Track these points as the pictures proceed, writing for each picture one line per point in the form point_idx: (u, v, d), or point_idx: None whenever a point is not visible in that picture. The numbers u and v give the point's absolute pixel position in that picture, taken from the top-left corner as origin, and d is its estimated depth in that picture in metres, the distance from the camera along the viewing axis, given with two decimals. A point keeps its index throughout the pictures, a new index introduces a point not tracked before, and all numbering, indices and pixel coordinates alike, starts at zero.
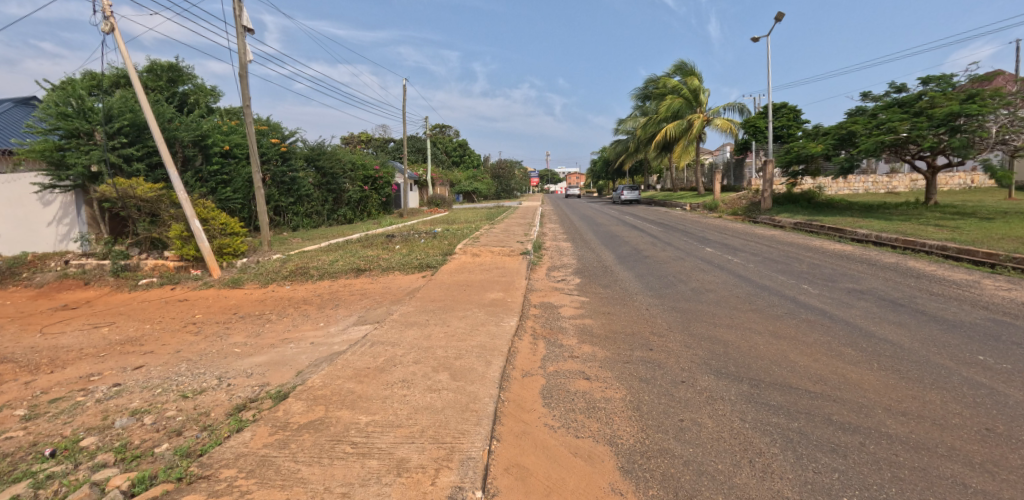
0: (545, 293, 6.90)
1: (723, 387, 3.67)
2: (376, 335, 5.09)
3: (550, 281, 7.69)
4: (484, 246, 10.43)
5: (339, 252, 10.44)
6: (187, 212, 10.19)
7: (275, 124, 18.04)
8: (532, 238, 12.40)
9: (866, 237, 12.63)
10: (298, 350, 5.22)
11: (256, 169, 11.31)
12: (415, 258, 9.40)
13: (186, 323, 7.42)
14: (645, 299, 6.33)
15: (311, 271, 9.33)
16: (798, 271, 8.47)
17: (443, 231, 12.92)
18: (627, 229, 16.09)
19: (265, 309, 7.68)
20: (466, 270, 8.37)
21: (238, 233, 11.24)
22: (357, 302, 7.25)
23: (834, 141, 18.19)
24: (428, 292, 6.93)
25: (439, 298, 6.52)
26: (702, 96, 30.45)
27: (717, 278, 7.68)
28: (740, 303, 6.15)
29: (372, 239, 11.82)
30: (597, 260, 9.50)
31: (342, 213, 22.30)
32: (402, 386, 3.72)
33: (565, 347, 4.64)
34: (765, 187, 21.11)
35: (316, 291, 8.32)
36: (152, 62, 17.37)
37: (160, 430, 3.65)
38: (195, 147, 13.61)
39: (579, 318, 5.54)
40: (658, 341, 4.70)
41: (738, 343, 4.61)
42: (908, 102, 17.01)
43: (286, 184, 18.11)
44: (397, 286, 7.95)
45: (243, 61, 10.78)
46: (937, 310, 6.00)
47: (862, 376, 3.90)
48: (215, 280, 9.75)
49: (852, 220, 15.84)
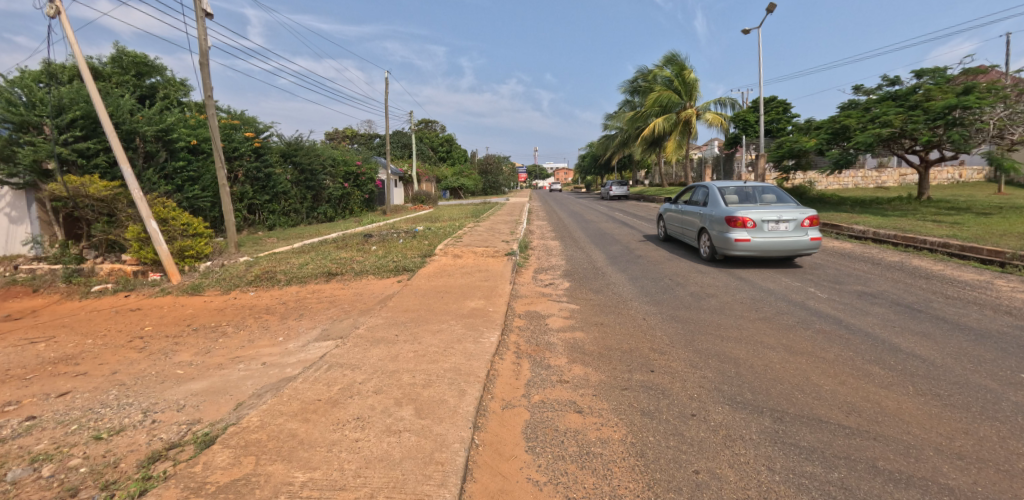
0: (530, 299, 6.27)
1: (742, 422, 3.08)
2: (334, 356, 4.40)
3: (537, 286, 7.05)
4: (466, 247, 9.75)
5: (311, 254, 9.68)
6: (143, 212, 9.32)
7: (248, 118, 17.11)
8: (518, 237, 11.75)
9: (865, 234, 12.20)
10: (245, 374, 4.52)
11: (220, 166, 10.40)
12: (391, 261, 8.70)
13: (133, 337, 6.65)
14: (640, 307, 5.74)
15: (278, 275, 8.57)
16: (802, 272, 7.95)
17: (425, 230, 12.19)
18: (617, 226, 15.45)
19: (223, 320, 6.94)
20: (446, 274, 7.70)
21: (202, 235, 10.37)
22: (324, 311, 6.54)
23: (828, 135, 17.77)
24: (401, 301, 6.24)
25: (413, 307, 5.85)
26: (691, 89, 29.93)
27: (717, 281, 7.11)
28: (746, 311, 5.57)
29: (349, 239, 11.06)
30: (587, 261, 8.88)
31: (322, 211, 21.40)
32: (355, 426, 3.06)
33: (552, 369, 4.02)
34: (757, 183, 20.70)
35: (281, 299, 7.58)
36: (118, 51, 16.42)
37: (54, 487, 2.93)
38: (158, 142, 12.69)
39: (569, 332, 4.90)
40: (660, 360, 4.10)
41: (751, 363, 4.04)
42: (903, 95, 16.74)
43: (261, 181, 17.18)
44: (370, 292, 7.25)
45: (204, 48, 9.96)
46: (958, 317, 5.49)
47: (899, 404, 3.35)
48: (173, 287, 8.91)
49: (848, 215, 15.45)
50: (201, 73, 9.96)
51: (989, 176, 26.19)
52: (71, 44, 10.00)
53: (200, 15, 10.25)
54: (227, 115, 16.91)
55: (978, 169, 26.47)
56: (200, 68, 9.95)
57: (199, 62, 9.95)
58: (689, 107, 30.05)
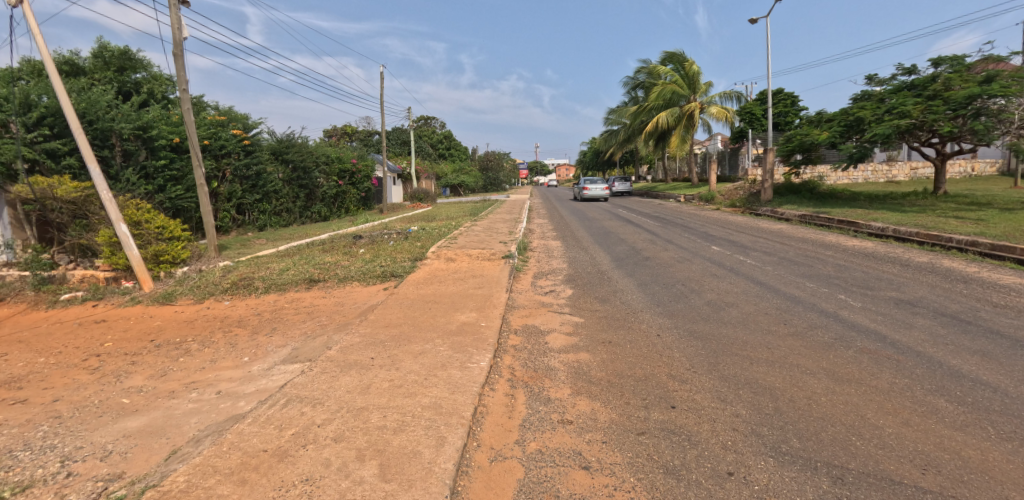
0: (529, 310, 5.59)
1: (793, 486, 2.42)
2: (295, 388, 3.73)
3: (536, 293, 6.37)
4: (461, 249, 9.04)
5: (293, 258, 9.01)
6: (112, 216, 8.64)
7: (236, 114, 16.40)
8: (517, 237, 11.07)
9: (884, 231, 11.52)
10: (192, 410, 3.83)
11: (196, 164, 9.64)
12: (378, 266, 8.02)
13: (90, 355, 5.99)
14: (652, 320, 5.06)
15: (256, 282, 7.90)
16: (826, 276, 7.27)
17: (418, 231, 11.54)
18: (621, 225, 14.74)
19: (190, 335, 6.29)
20: (437, 280, 7.03)
21: (179, 238, 9.69)
22: (300, 325, 5.86)
23: (841, 128, 17.05)
24: (384, 313, 5.57)
25: (395, 322, 5.18)
26: (696, 82, 29.14)
27: (735, 286, 6.44)
28: (774, 325, 4.89)
29: (336, 242, 10.39)
30: (591, 264, 8.20)
31: (316, 210, 20.71)
32: (301, 493, 2.39)
33: (552, 403, 3.36)
34: (766, 178, 20.02)
35: (256, 309, 6.92)
36: (101, 46, 15.97)
37: None
38: (136, 139, 12.00)
39: (572, 353, 4.22)
40: (681, 392, 3.43)
41: (791, 397, 3.38)
42: (922, 84, 16.06)
43: (250, 179, 16.45)
44: (352, 302, 6.57)
45: (178, 38, 9.27)
46: (1015, 329, 4.84)
47: (985, 456, 2.69)
48: (144, 296, 8.26)
49: (863, 212, 14.75)
50: (176, 65, 9.28)
51: (1003, 169, 25.33)
52: (34, 35, 9.33)
53: (174, 3, 9.57)
54: (215, 111, 16.24)
55: (991, 163, 25.64)
56: (174, 60, 9.25)
57: (174, 53, 9.25)
58: (693, 101, 29.28)
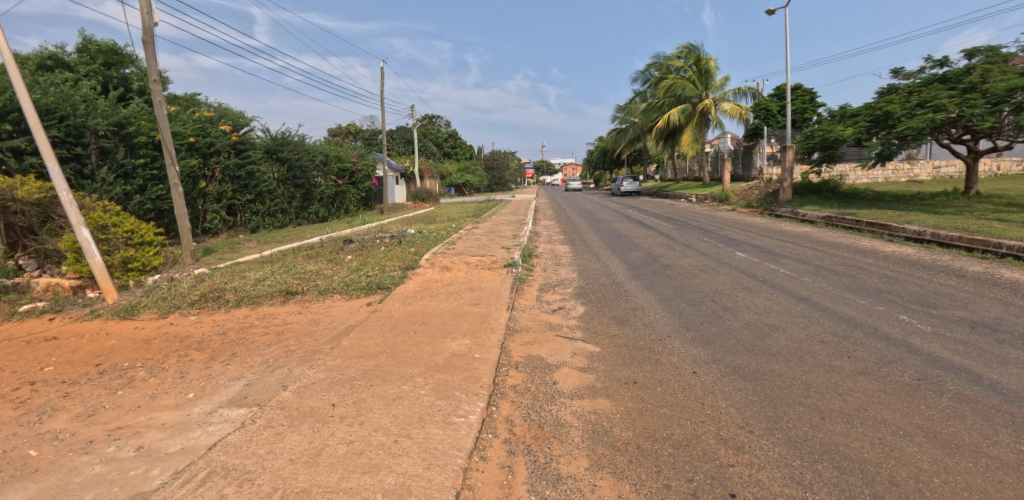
0: (534, 334, 4.65)
1: None
2: (223, 453, 2.84)
3: (542, 311, 5.42)
4: (459, 256, 8.11)
5: (273, 266, 8.12)
6: (72, 219, 7.77)
7: (227, 110, 15.58)
8: (521, 242, 10.13)
9: (922, 235, 10.55)
10: (94, 479, 2.93)
11: (168, 163, 8.81)
12: (364, 276, 7.10)
13: (23, 383, 5.12)
14: (684, 350, 4.13)
15: (227, 294, 7.05)
16: (876, 290, 6.31)
17: (414, 234, 10.64)
18: (634, 227, 13.77)
19: (141, 359, 5.45)
20: (428, 294, 6.13)
21: (150, 243, 8.89)
22: (262, 351, 4.98)
23: (867, 123, 15.92)
24: (360, 339, 4.62)
25: (372, 351, 4.27)
26: (709, 77, 28.08)
27: (774, 304, 5.49)
28: (837, 360, 3.96)
29: (324, 246, 9.49)
30: (605, 275, 7.24)
31: (313, 210, 19.83)
32: None
33: (563, 484, 2.44)
34: (784, 177, 19.00)
35: (222, 328, 6.08)
36: (85, 40, 15.25)
37: None
38: (113, 136, 11.20)
39: (588, 400, 3.31)
40: (739, 469, 2.52)
41: (894, 481, 2.44)
42: (956, 76, 14.98)
43: (242, 179, 15.62)
44: (328, 321, 5.66)
45: (149, 23, 8.45)
46: None
47: None
48: (105, 308, 7.42)
49: (894, 213, 13.70)
50: (146, 54, 8.45)
51: None
52: None
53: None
54: (206, 108, 15.45)
55: (1018, 161, 24.37)
56: (144, 47, 8.43)
57: (144, 40, 8.44)
58: (706, 98, 28.25)
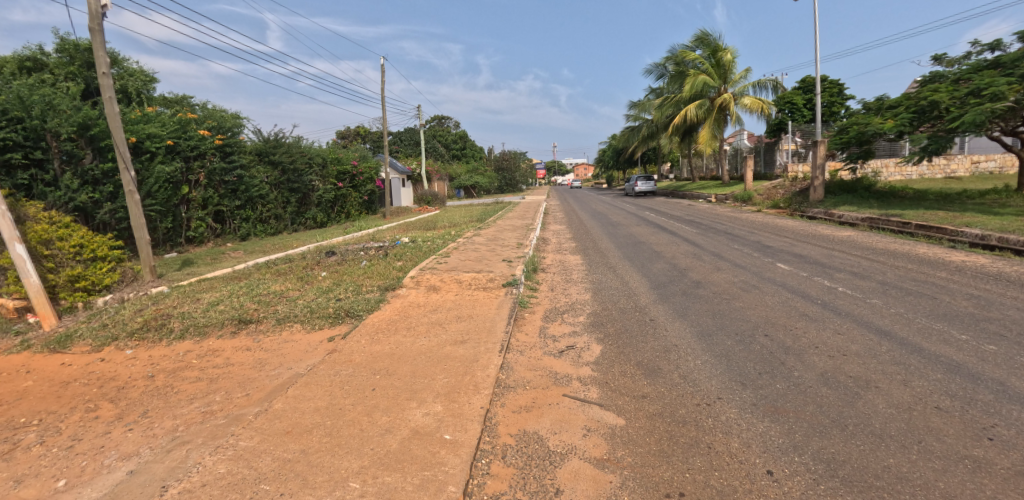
0: (532, 393, 3.42)
1: None
2: None
3: (546, 353, 4.16)
4: (452, 272, 6.92)
5: (236, 285, 7.00)
6: (6, 233, 6.68)
7: (215, 111, 14.66)
8: (525, 252, 8.92)
9: (988, 239, 9.06)
10: None
11: (123, 168, 7.86)
12: (333, 300, 5.90)
13: None
14: (747, 427, 2.87)
15: (174, 322, 5.95)
16: (972, 317, 4.96)
17: (406, 245, 9.49)
18: (652, 232, 12.47)
19: (43, 413, 4.33)
20: (405, 325, 4.95)
21: (102, 259, 7.87)
22: (177, 411, 3.82)
23: (910, 114, 14.32)
24: (298, 400, 3.43)
25: (306, 424, 3.08)
26: (728, 71, 26.58)
27: (850, 343, 4.18)
28: (978, 449, 2.66)
29: (303, 260, 8.37)
30: (624, 296, 5.97)
31: (310, 216, 18.79)
32: None
33: None
34: (815, 175, 17.50)
35: (153, 369, 4.95)
36: (67, 40, 14.46)
37: None
38: (78, 138, 10.31)
39: None
40: None
41: None
42: (1012, 60, 13.27)
43: (230, 183, 14.67)
44: (276, 364, 4.49)
45: (96, 8, 7.46)
46: None
47: None
48: (38, 338, 6.33)
49: (945, 214, 12.17)
50: (99, 45, 7.51)
51: None
52: None
53: None
54: (192, 108, 14.54)
55: None
56: (95, 37, 7.49)
57: (93, 28, 7.46)
58: (724, 92, 26.75)
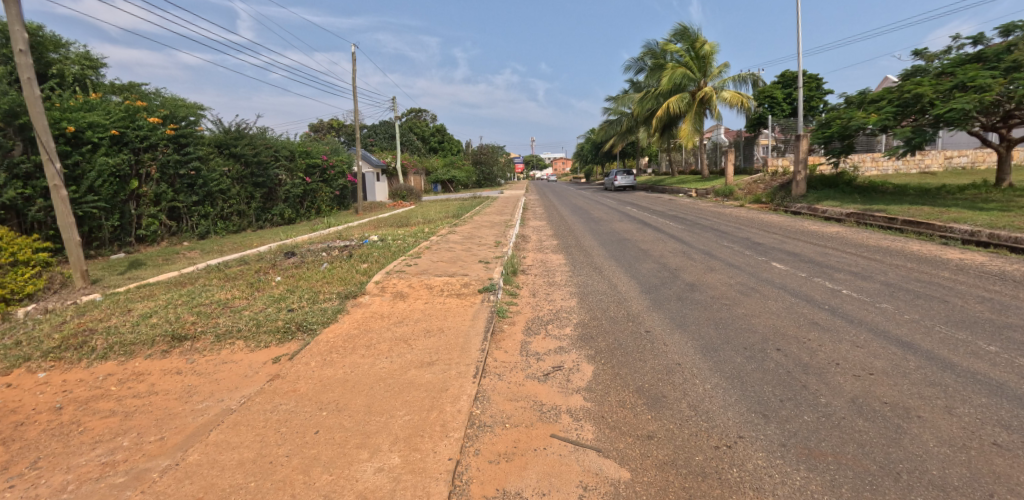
0: (514, 434, 2.79)
1: None
2: None
3: (529, 377, 3.54)
4: (423, 276, 6.24)
5: (176, 294, 6.16)
6: None
7: (168, 101, 13.53)
8: (505, 252, 8.30)
9: (980, 235, 8.82)
10: None
11: (46, 161, 6.90)
12: (284, 311, 5.16)
13: None
14: (782, 480, 2.30)
15: (97, 340, 5.09)
16: (993, 324, 4.53)
17: (375, 244, 8.73)
18: (636, 228, 11.98)
19: None
20: (364, 341, 4.26)
21: (21, 264, 6.77)
22: (71, 464, 3.04)
23: (894, 108, 14.12)
24: (219, 452, 2.71)
25: (223, 487, 2.38)
26: (708, 64, 26.33)
27: (874, 360, 3.67)
28: None
29: (258, 262, 7.54)
30: (614, 302, 5.40)
31: (277, 212, 17.73)
32: None
33: None
34: (798, 169, 17.15)
35: (60, 398, 4.14)
36: None
37: None
38: (5, 127, 9.15)
39: None
40: None
41: None
42: (994, 54, 13.18)
43: (186, 177, 13.59)
44: (206, 394, 3.73)
45: None
46: None
47: None
48: None
49: (930, 209, 11.99)
50: (15, 20, 6.58)
51: None
52: None
53: None
54: (142, 96, 13.37)
55: None
56: (10, 10, 6.53)
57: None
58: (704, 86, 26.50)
